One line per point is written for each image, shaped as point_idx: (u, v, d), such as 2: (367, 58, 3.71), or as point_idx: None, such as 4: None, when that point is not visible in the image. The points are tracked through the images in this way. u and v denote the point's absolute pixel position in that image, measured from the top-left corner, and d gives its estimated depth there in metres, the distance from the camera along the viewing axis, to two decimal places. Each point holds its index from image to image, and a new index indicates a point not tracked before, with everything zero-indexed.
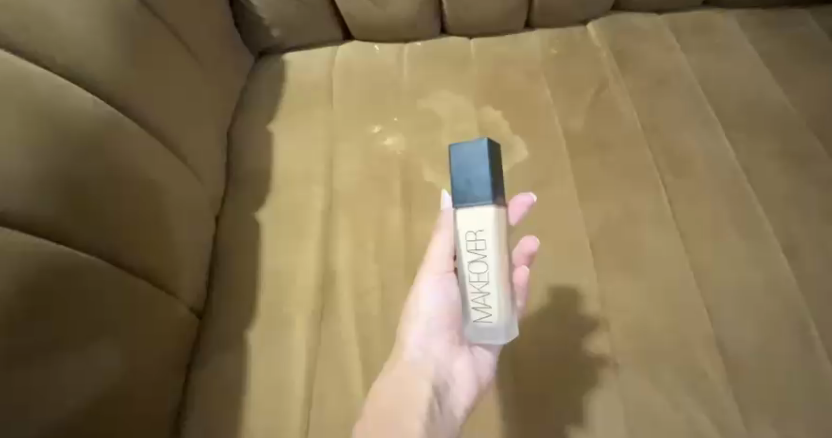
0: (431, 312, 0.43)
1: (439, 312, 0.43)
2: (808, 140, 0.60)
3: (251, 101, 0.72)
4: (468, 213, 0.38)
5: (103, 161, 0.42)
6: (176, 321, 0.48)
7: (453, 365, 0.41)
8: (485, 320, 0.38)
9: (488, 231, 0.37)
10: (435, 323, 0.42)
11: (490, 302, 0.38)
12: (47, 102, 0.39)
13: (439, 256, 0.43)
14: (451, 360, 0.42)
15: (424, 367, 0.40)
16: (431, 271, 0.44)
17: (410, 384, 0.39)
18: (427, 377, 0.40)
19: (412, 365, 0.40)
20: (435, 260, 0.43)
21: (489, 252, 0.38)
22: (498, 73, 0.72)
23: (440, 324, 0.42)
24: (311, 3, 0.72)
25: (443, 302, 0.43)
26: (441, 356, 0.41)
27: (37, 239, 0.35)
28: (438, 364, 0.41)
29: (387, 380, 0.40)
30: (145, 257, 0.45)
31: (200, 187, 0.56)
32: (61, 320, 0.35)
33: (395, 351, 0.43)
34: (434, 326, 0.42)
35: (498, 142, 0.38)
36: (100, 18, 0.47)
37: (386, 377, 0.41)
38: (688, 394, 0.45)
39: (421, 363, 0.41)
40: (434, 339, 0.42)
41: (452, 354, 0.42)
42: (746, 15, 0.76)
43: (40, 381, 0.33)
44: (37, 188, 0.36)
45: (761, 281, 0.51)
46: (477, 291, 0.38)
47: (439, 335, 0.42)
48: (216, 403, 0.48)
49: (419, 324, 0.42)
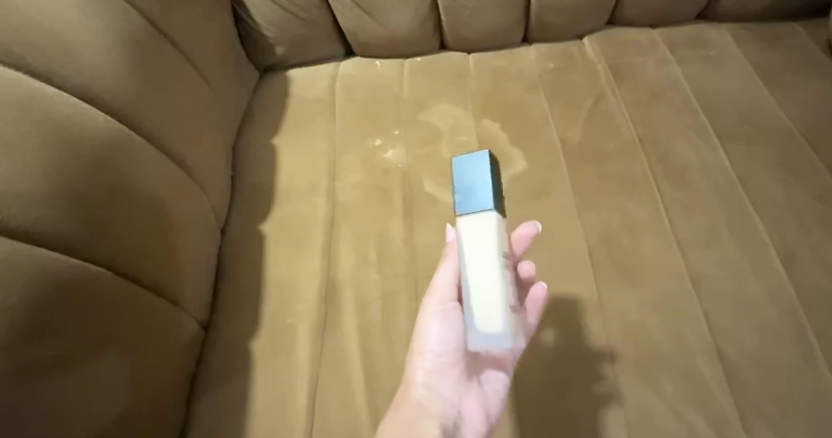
0: (439, 348, 0.40)
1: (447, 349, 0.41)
2: (802, 149, 0.62)
3: (254, 116, 0.73)
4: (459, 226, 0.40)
5: (115, 178, 0.43)
6: (182, 333, 0.49)
7: (463, 403, 0.40)
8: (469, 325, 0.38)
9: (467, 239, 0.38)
10: (444, 358, 0.40)
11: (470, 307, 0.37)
12: (65, 121, 0.41)
13: (443, 285, 0.41)
14: (461, 398, 0.40)
15: (434, 408, 0.39)
16: (436, 301, 0.41)
17: (418, 423, 0.37)
18: (438, 418, 0.38)
19: (421, 406, 0.39)
20: (442, 291, 0.41)
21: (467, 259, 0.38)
22: (496, 86, 0.73)
23: (450, 360, 0.41)
24: (314, 21, 0.74)
25: (449, 337, 0.40)
26: (451, 394, 0.40)
27: (57, 255, 0.36)
28: (447, 402, 0.40)
29: (396, 417, 0.39)
30: (153, 270, 0.45)
31: (206, 200, 0.57)
32: (71, 331, 0.35)
33: (404, 385, 0.41)
34: (444, 361, 0.40)
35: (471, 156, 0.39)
36: (111, 39, 0.49)
37: (395, 413, 0.39)
38: (687, 399, 0.46)
39: (430, 403, 0.39)
40: (442, 376, 0.40)
41: (461, 391, 0.41)
42: (738, 29, 0.78)
43: (51, 393, 0.33)
44: (54, 205, 0.37)
45: (758, 288, 0.52)
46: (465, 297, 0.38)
47: (448, 372, 0.41)
48: (220, 412, 0.48)
49: (427, 360, 0.40)
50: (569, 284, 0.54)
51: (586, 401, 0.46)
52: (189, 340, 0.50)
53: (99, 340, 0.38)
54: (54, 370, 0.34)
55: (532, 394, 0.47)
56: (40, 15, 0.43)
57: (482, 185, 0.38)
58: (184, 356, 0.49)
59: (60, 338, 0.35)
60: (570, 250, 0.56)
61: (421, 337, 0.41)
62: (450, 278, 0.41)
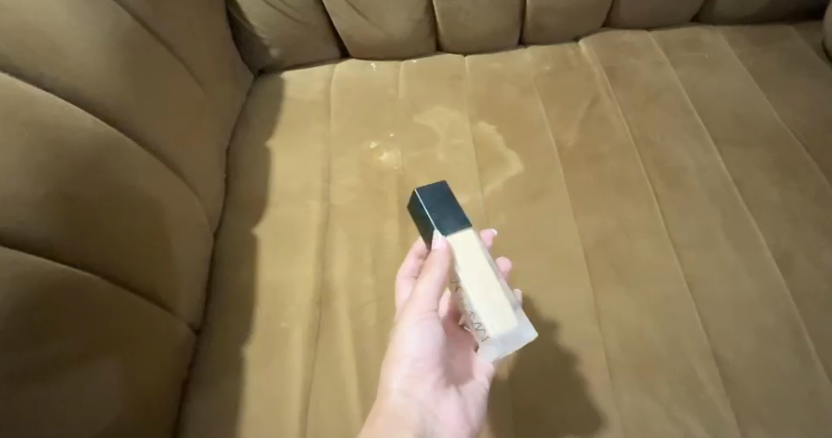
0: (416, 354, 0.39)
1: (423, 354, 0.39)
2: (797, 152, 0.62)
3: (249, 118, 0.72)
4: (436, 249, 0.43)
5: (106, 181, 0.43)
6: (173, 337, 0.48)
7: (439, 410, 0.39)
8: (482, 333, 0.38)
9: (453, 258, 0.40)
10: (421, 363, 0.39)
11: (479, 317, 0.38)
12: (53, 123, 0.40)
13: (425, 294, 0.39)
14: (438, 404, 0.39)
15: (411, 417, 0.37)
16: (416, 309, 0.39)
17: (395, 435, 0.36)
18: (414, 427, 0.37)
19: (398, 416, 0.37)
20: (422, 299, 0.39)
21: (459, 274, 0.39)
22: (492, 88, 0.73)
23: (427, 366, 0.39)
24: (309, 23, 0.73)
25: (425, 343, 0.39)
26: (427, 402, 0.39)
27: (45, 261, 0.36)
28: (424, 410, 0.38)
29: (372, 429, 0.37)
30: (143, 274, 0.45)
31: (199, 203, 0.57)
32: (61, 337, 0.35)
33: (379, 394, 0.39)
34: (420, 367, 0.39)
35: (418, 189, 0.44)
36: (101, 40, 0.48)
37: (371, 425, 0.37)
38: (684, 404, 0.45)
39: (407, 413, 0.37)
40: (419, 382, 0.39)
41: (438, 397, 0.40)
42: (733, 32, 0.78)
43: (42, 398, 0.32)
44: (42, 208, 0.36)
45: (755, 291, 0.51)
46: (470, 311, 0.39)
47: (425, 377, 0.39)
48: (211, 418, 0.47)
49: (404, 366, 0.39)
50: (565, 287, 0.54)
51: (581, 405, 0.46)
52: (181, 344, 0.49)
53: (90, 346, 0.37)
54: (48, 378, 0.33)
55: (526, 398, 0.47)
56: (26, 15, 0.42)
57: (434, 214, 0.42)
58: (175, 361, 0.48)
59: (53, 344, 0.34)
60: (566, 252, 0.56)
61: (397, 344, 0.39)
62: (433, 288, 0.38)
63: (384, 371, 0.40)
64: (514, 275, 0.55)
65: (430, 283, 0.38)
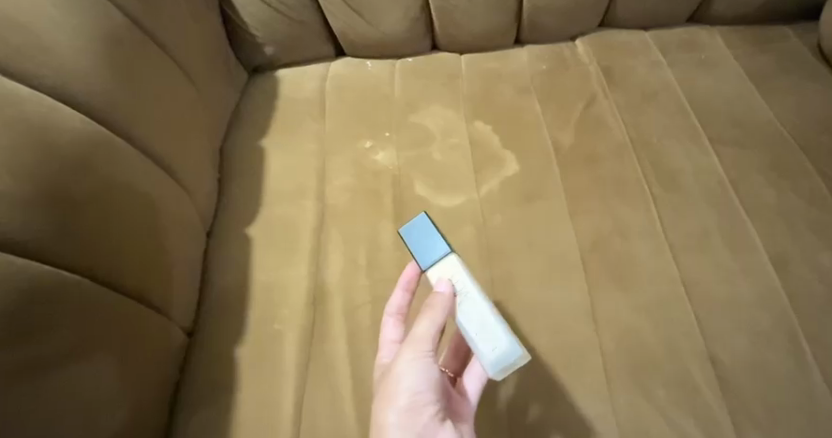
0: (415, 389, 0.37)
1: (421, 389, 0.37)
2: (793, 153, 0.62)
3: (243, 116, 0.72)
4: (433, 272, 0.44)
5: (95, 181, 0.42)
6: (164, 339, 0.47)
7: None
8: (489, 343, 0.39)
9: (462, 276, 0.43)
10: (423, 395, 0.37)
11: (487, 327, 0.40)
12: (38, 121, 0.39)
13: (424, 334, 0.39)
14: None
15: None
16: (414, 348, 0.38)
17: None
18: None
19: None
20: (423, 337, 0.38)
21: (469, 287, 0.42)
22: (489, 87, 0.73)
23: (425, 399, 0.37)
24: (303, 21, 0.73)
25: (422, 378, 0.38)
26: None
27: (30, 262, 0.35)
28: None
29: None
30: (131, 276, 0.44)
31: (191, 203, 0.56)
32: (47, 339, 0.34)
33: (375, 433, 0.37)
34: (421, 400, 0.37)
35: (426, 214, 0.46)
36: (90, 37, 0.47)
37: None
38: (680, 407, 0.45)
39: None
40: (418, 416, 0.37)
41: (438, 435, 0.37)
42: (729, 32, 0.78)
43: (29, 400, 0.32)
44: (26, 208, 0.36)
45: (751, 294, 0.51)
46: (477, 324, 0.40)
47: (423, 413, 0.37)
48: (203, 421, 0.47)
49: (401, 401, 0.37)
50: (561, 289, 0.53)
51: (577, 407, 0.46)
52: (172, 345, 0.49)
53: (78, 348, 0.37)
54: (31, 378, 0.33)
55: (523, 402, 0.46)
56: (10, 9, 0.42)
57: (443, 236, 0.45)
58: (166, 364, 0.47)
59: (39, 345, 0.34)
60: (562, 254, 0.56)
61: (394, 379, 0.38)
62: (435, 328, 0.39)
63: (378, 409, 0.38)
64: (510, 277, 0.55)
65: (433, 322, 0.39)
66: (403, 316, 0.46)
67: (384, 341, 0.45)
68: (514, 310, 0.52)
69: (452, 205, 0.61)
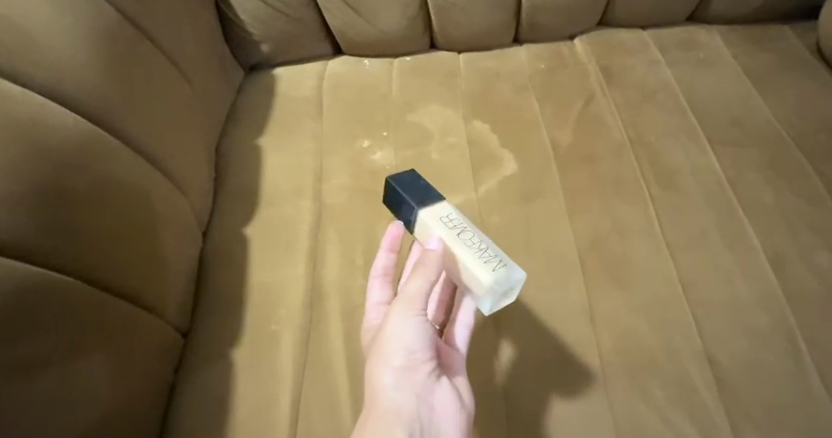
0: (410, 346, 0.37)
1: (416, 345, 0.37)
2: (791, 153, 0.62)
3: (240, 115, 0.71)
4: (425, 209, 0.46)
5: (87, 179, 0.42)
6: (159, 340, 0.47)
7: (435, 401, 0.37)
8: (495, 264, 0.42)
9: (454, 214, 0.46)
10: (418, 354, 0.37)
11: (490, 252, 0.43)
12: (28, 119, 0.39)
13: (415, 292, 0.38)
14: (432, 396, 0.37)
15: (408, 410, 0.35)
16: (406, 306, 0.38)
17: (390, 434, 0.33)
18: (411, 422, 0.34)
19: (395, 411, 0.34)
20: (415, 295, 0.38)
21: (465, 223, 0.45)
22: (487, 86, 0.72)
23: (420, 356, 0.37)
24: (300, 19, 0.72)
25: (416, 335, 0.37)
26: (423, 394, 0.36)
27: (19, 263, 0.34)
28: (421, 402, 0.36)
29: (367, 430, 0.34)
30: (125, 276, 0.43)
31: (186, 202, 0.55)
32: (38, 340, 0.34)
33: (368, 394, 0.36)
34: (417, 358, 0.37)
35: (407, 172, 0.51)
36: (83, 35, 0.47)
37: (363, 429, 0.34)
38: (678, 409, 0.45)
39: (403, 406, 0.35)
40: (413, 374, 0.37)
41: (433, 389, 0.37)
42: (728, 31, 0.77)
43: (21, 401, 0.32)
44: (15, 208, 0.35)
45: (749, 294, 0.51)
46: (479, 251, 0.43)
47: (418, 369, 0.37)
48: (199, 423, 0.46)
49: (396, 360, 0.36)
50: (559, 289, 0.53)
51: (575, 407, 0.46)
52: (167, 345, 0.48)
53: (69, 350, 0.36)
54: (22, 378, 0.32)
55: (521, 403, 0.46)
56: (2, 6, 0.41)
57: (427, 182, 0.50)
58: (161, 365, 0.47)
59: (28, 346, 0.33)
60: (560, 254, 0.56)
61: (386, 339, 0.37)
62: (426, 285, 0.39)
63: (371, 371, 0.37)
64: None
65: (424, 280, 0.39)
66: (387, 277, 0.48)
67: (370, 304, 0.47)
68: (512, 311, 0.52)
69: (450, 205, 0.60)
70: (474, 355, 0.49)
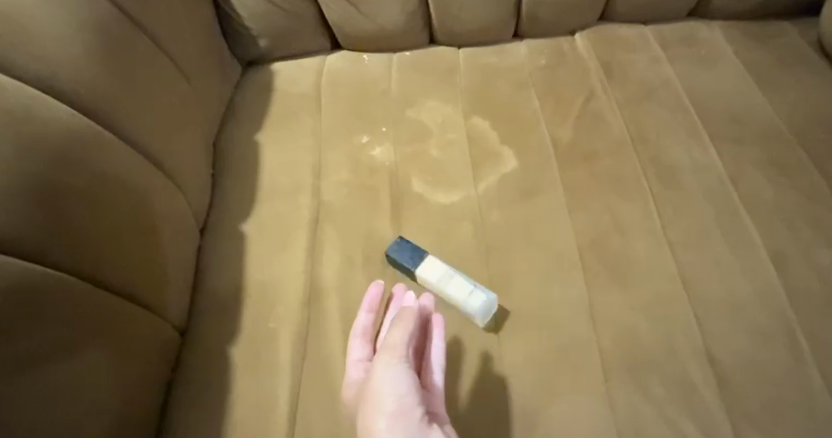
0: (398, 391, 0.38)
1: (403, 390, 0.38)
2: (793, 150, 0.61)
3: (238, 110, 0.71)
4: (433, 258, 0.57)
5: (82, 174, 0.41)
6: (157, 338, 0.46)
7: None
8: None
9: None
10: (407, 398, 0.38)
11: None
12: (20, 112, 0.38)
13: (398, 342, 0.42)
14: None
15: None
16: (390, 355, 0.41)
17: None
18: None
19: None
20: (396, 345, 0.42)
21: None
22: (486, 82, 0.72)
23: (409, 399, 0.38)
24: (298, 13, 0.71)
25: (402, 380, 0.39)
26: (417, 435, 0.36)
27: (11, 258, 0.34)
28: None
29: None
30: (121, 275, 0.43)
31: (183, 199, 0.55)
32: (33, 336, 0.34)
33: None
34: (407, 402, 0.38)
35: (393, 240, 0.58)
36: (78, 29, 0.46)
37: None
38: (678, 408, 0.45)
39: None
40: (404, 416, 0.37)
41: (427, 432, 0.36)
42: (730, 27, 0.77)
43: (15, 397, 0.31)
44: (8, 202, 0.35)
45: (750, 292, 0.51)
46: None
47: (409, 412, 0.37)
48: (196, 421, 0.46)
49: (386, 404, 0.37)
50: (559, 287, 0.53)
51: (574, 405, 0.45)
52: (165, 343, 0.48)
53: (65, 348, 0.36)
54: (16, 375, 0.32)
55: (520, 402, 0.46)
56: None
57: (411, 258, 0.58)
58: (158, 363, 0.46)
59: (22, 345, 0.33)
60: (560, 251, 0.55)
61: (375, 388, 0.39)
62: (407, 336, 0.43)
63: (365, 422, 0.37)
64: (507, 274, 0.54)
65: (405, 330, 0.43)
66: (368, 337, 0.47)
67: (350, 361, 0.46)
68: (512, 309, 0.52)
69: (449, 202, 0.60)
70: (473, 353, 0.49)
